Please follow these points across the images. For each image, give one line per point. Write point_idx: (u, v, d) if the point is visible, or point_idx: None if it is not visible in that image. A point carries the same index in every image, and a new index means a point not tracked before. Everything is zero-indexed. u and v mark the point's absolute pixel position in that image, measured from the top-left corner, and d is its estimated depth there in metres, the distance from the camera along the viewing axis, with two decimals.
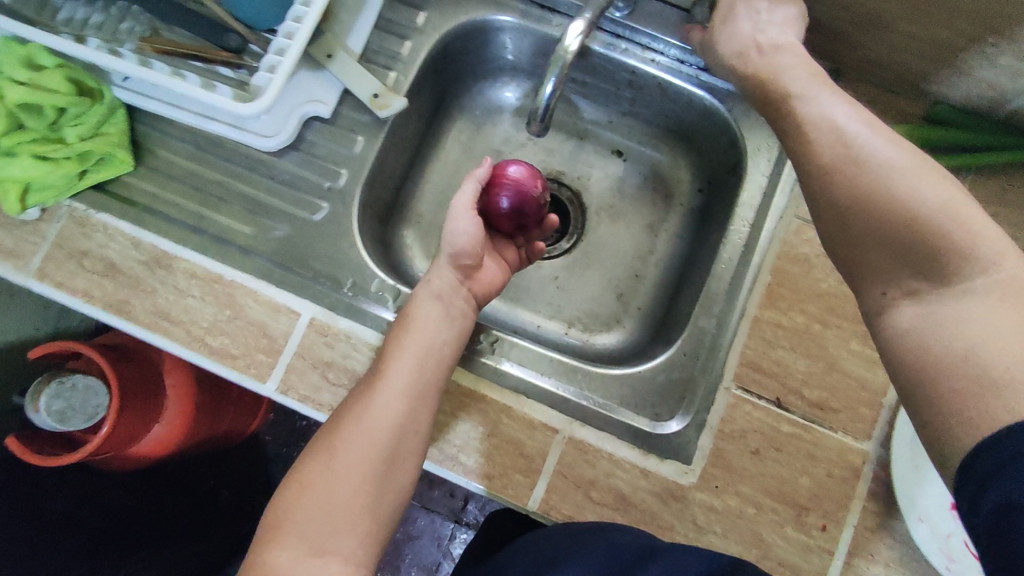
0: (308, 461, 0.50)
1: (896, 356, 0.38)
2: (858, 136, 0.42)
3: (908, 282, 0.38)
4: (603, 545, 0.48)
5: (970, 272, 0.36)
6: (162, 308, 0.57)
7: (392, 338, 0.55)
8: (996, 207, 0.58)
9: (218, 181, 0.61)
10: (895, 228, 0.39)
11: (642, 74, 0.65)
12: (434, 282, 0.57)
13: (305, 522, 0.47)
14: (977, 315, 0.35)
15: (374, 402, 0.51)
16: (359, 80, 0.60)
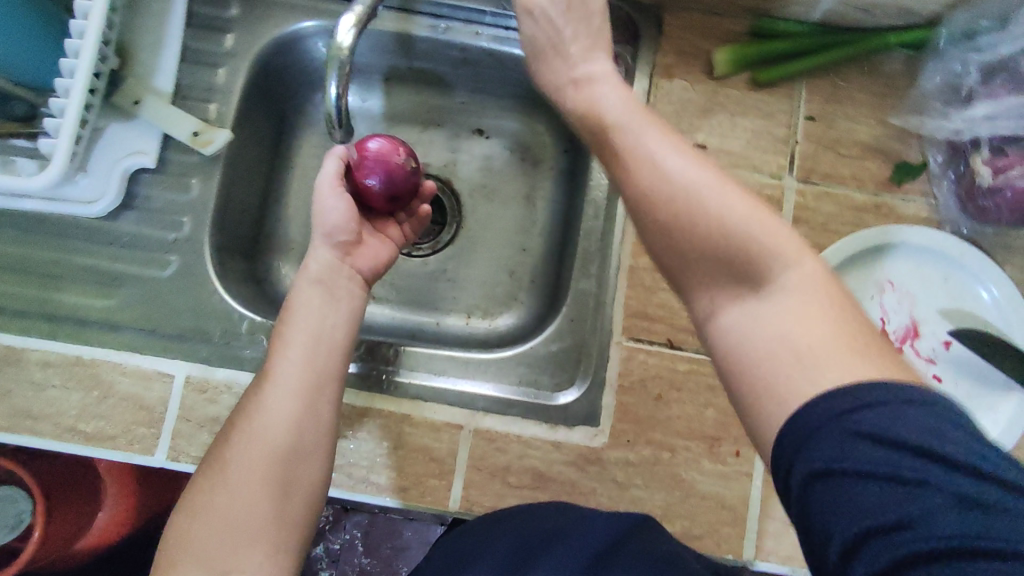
0: (199, 482, 0.45)
1: (728, 362, 0.38)
2: (658, 157, 0.42)
3: (725, 295, 0.39)
4: (515, 529, 0.49)
5: (779, 275, 0.37)
6: (23, 407, 0.54)
7: (276, 337, 0.50)
8: (831, 106, 0.60)
9: (53, 259, 0.57)
10: (706, 246, 0.39)
11: (472, 49, 0.64)
12: (310, 266, 0.53)
13: (200, 547, 0.42)
14: (786, 312, 0.36)
15: (264, 403, 0.46)
16: (174, 121, 0.57)
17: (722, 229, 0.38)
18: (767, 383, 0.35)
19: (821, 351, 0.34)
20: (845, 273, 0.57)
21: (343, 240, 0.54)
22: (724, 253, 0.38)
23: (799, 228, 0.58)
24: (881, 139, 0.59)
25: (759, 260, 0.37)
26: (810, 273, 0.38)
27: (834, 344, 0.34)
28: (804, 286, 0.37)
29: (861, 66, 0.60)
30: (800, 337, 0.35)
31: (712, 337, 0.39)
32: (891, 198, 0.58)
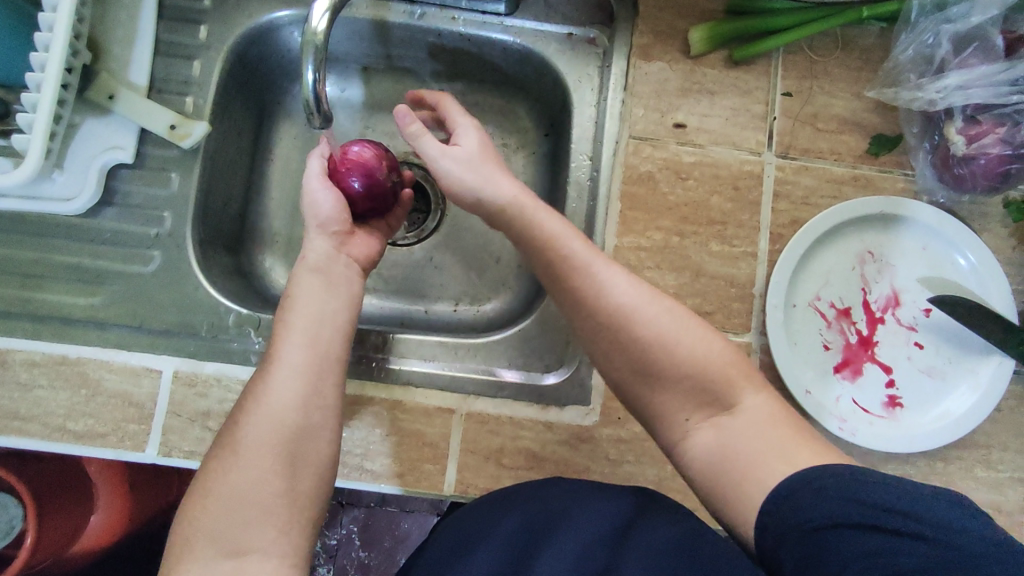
0: (210, 463, 0.45)
1: (705, 476, 0.45)
2: (608, 278, 0.48)
3: (694, 415, 0.46)
4: (520, 509, 0.49)
5: (733, 402, 0.45)
6: (10, 408, 0.53)
7: (277, 321, 0.50)
8: (808, 81, 0.60)
9: (33, 258, 0.56)
10: (666, 366, 0.46)
11: (449, 35, 0.64)
12: (308, 256, 0.52)
13: (213, 525, 0.43)
14: (745, 435, 0.44)
15: (269, 386, 0.46)
16: (150, 115, 0.56)
17: (680, 354, 0.46)
18: (743, 478, 0.42)
19: (776, 449, 0.42)
20: (827, 245, 0.58)
21: (338, 228, 0.54)
22: (686, 380, 0.46)
23: (779, 203, 0.59)
24: (858, 112, 0.60)
25: (719, 388, 0.45)
26: (762, 400, 0.45)
27: (783, 442, 0.43)
28: (760, 411, 0.45)
29: (835, 40, 0.61)
30: (756, 441, 0.43)
31: (686, 461, 0.46)
32: (869, 171, 0.59)
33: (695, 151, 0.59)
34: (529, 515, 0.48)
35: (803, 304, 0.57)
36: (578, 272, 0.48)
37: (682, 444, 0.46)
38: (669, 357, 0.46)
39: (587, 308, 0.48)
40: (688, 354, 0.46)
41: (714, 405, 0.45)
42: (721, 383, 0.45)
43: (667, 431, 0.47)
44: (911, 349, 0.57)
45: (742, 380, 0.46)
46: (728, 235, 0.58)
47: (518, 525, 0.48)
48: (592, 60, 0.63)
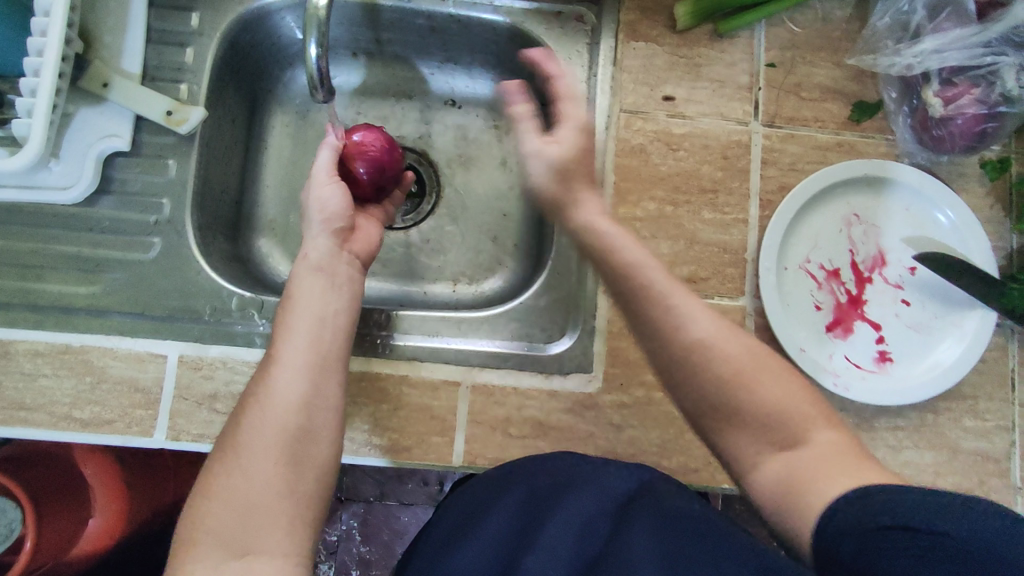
0: (213, 467, 0.45)
1: (772, 505, 0.41)
2: (687, 311, 0.46)
3: (766, 451, 0.43)
4: (524, 483, 0.49)
5: (808, 437, 0.42)
6: (15, 399, 0.53)
7: (279, 322, 0.50)
8: (791, 51, 0.62)
9: (31, 248, 0.56)
10: (742, 402, 0.43)
11: (440, 16, 0.65)
12: (310, 254, 0.53)
13: (218, 528, 0.42)
14: (815, 465, 0.40)
15: (272, 386, 0.46)
16: (147, 101, 0.57)
17: (755, 390, 0.43)
18: (811, 502, 0.39)
19: (851, 477, 0.38)
20: (814, 209, 0.60)
21: (340, 226, 0.55)
22: (762, 417, 0.43)
23: (768, 170, 0.61)
24: (839, 81, 0.62)
25: (793, 427, 0.42)
26: (835, 436, 0.42)
27: (860, 470, 0.39)
28: (836, 447, 0.41)
29: (815, 12, 0.63)
30: (827, 469, 0.40)
31: (753, 492, 0.43)
32: (852, 136, 0.61)
33: (684, 123, 0.61)
34: (533, 488, 0.48)
35: (794, 267, 0.59)
36: (654, 305, 0.46)
37: (746, 475, 0.43)
38: (745, 392, 0.43)
39: (657, 335, 0.46)
40: (762, 393, 0.43)
41: (786, 443, 0.42)
42: (795, 421, 0.42)
43: (733, 463, 0.44)
44: (898, 307, 0.59)
45: (812, 418, 0.43)
46: (720, 203, 0.60)
47: (521, 499, 0.48)
48: (581, 37, 0.64)
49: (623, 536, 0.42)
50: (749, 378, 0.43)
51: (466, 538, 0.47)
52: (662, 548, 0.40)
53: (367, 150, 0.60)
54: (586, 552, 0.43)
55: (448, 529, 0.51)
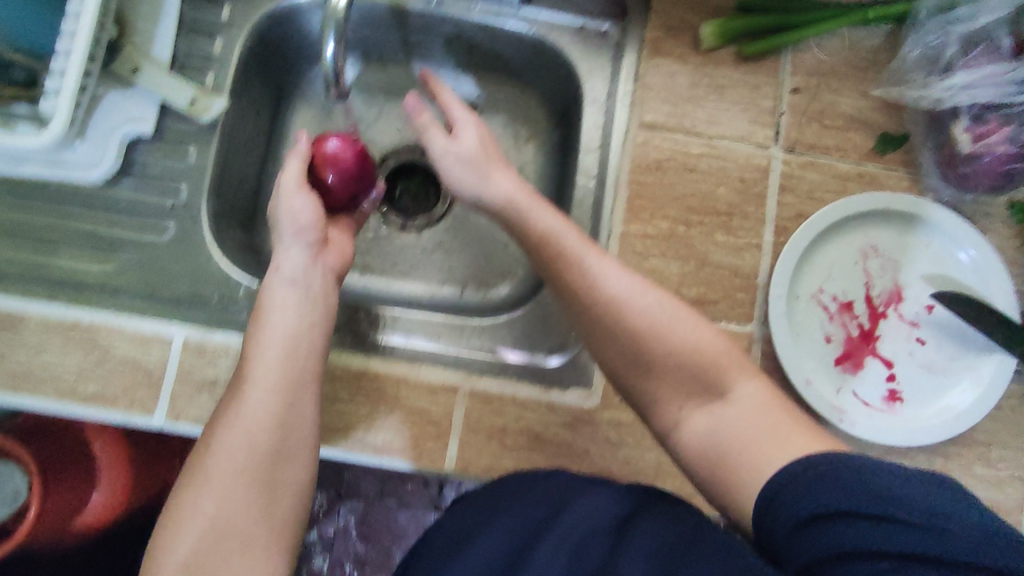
0: (184, 489, 0.46)
1: (704, 462, 0.45)
2: (601, 272, 0.50)
3: (687, 404, 0.47)
4: (522, 499, 0.48)
5: (729, 384, 0.46)
6: (21, 369, 0.54)
7: (251, 338, 0.51)
8: (817, 77, 0.61)
9: (48, 224, 0.57)
10: (660, 354, 0.47)
11: (465, 23, 0.65)
12: (282, 266, 0.53)
13: (189, 553, 0.43)
14: (739, 420, 0.45)
15: (243, 405, 0.47)
16: (172, 88, 0.58)
17: (666, 343, 0.47)
18: (741, 464, 0.43)
19: (772, 435, 0.43)
20: (829, 239, 0.59)
21: (313, 238, 0.54)
22: (680, 370, 0.47)
23: (786, 197, 0.60)
24: (865, 111, 0.60)
25: (717, 376, 0.46)
26: (755, 385, 0.46)
27: (778, 429, 0.43)
28: (751, 398, 0.45)
29: (844, 39, 0.62)
30: (747, 428, 0.44)
31: (682, 450, 0.47)
32: (874, 168, 0.60)
33: (703, 142, 0.60)
34: (528, 506, 0.47)
35: (806, 296, 0.58)
36: (570, 269, 0.50)
37: (676, 430, 0.47)
38: (656, 346, 0.48)
39: (574, 296, 0.50)
40: (679, 345, 0.47)
41: (708, 399, 0.46)
42: (712, 372, 0.47)
43: (661, 418, 0.48)
44: (912, 345, 0.58)
45: (734, 368, 0.47)
46: (733, 226, 0.59)
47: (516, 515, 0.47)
48: (605, 51, 0.64)
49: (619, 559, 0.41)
50: (674, 336, 0.48)
51: (463, 551, 0.46)
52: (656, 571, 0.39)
53: (337, 161, 0.60)
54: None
55: (444, 542, 0.50)
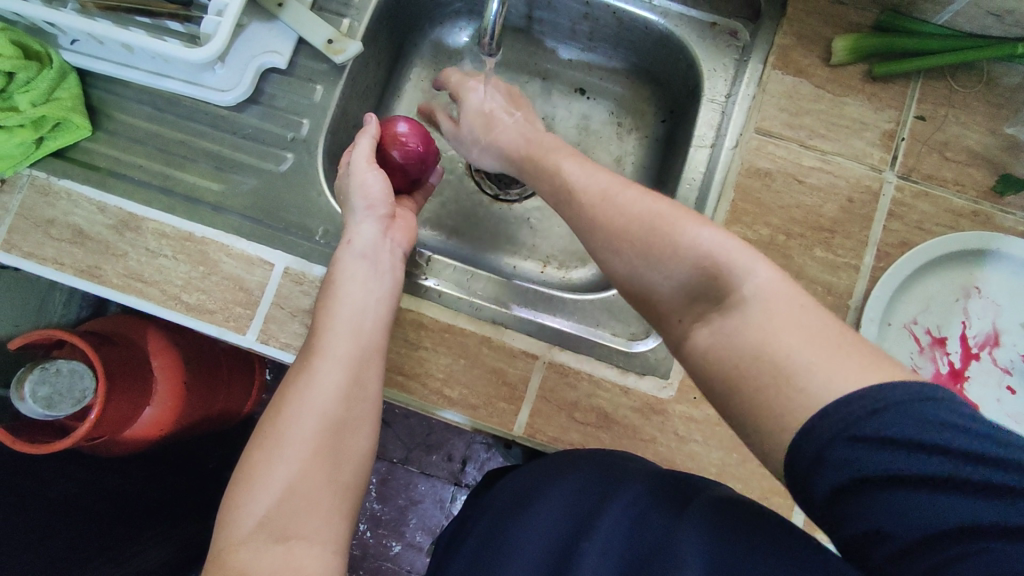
0: (251, 455, 0.45)
1: (722, 385, 0.37)
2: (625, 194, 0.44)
3: (689, 313, 0.40)
4: (576, 475, 0.48)
5: (736, 278, 0.37)
6: (135, 270, 0.57)
7: (321, 309, 0.51)
8: (945, 108, 0.60)
9: (178, 139, 0.61)
10: (658, 255, 0.41)
11: (597, 5, 0.66)
12: (354, 241, 0.54)
13: (262, 516, 0.42)
14: (757, 324, 0.35)
15: (313, 373, 0.47)
16: (313, 27, 0.60)
17: (668, 238, 0.40)
18: (749, 395, 0.35)
19: (782, 355, 0.34)
20: (933, 271, 0.58)
21: (384, 213, 0.56)
22: (674, 267, 0.40)
23: (894, 223, 0.59)
24: (990, 149, 0.59)
25: (717, 274, 0.38)
26: (772, 276, 0.37)
27: (792, 345, 0.34)
28: (760, 297, 0.36)
29: (980, 74, 0.61)
30: (762, 339, 0.35)
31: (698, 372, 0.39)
32: (991, 208, 0.58)
33: (817, 156, 0.60)
34: (585, 481, 0.47)
35: (899, 324, 0.57)
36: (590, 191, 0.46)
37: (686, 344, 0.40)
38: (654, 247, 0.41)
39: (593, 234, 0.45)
40: (673, 240, 0.40)
41: (711, 305, 0.38)
42: (709, 266, 0.39)
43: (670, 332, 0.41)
44: (1001, 393, 0.56)
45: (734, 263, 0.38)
46: (834, 244, 0.59)
47: (574, 489, 0.47)
48: (731, 52, 0.64)
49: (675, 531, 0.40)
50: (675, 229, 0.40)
51: (524, 511, 0.47)
52: (720, 545, 0.38)
53: (406, 144, 0.60)
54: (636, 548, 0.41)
55: (502, 505, 0.51)
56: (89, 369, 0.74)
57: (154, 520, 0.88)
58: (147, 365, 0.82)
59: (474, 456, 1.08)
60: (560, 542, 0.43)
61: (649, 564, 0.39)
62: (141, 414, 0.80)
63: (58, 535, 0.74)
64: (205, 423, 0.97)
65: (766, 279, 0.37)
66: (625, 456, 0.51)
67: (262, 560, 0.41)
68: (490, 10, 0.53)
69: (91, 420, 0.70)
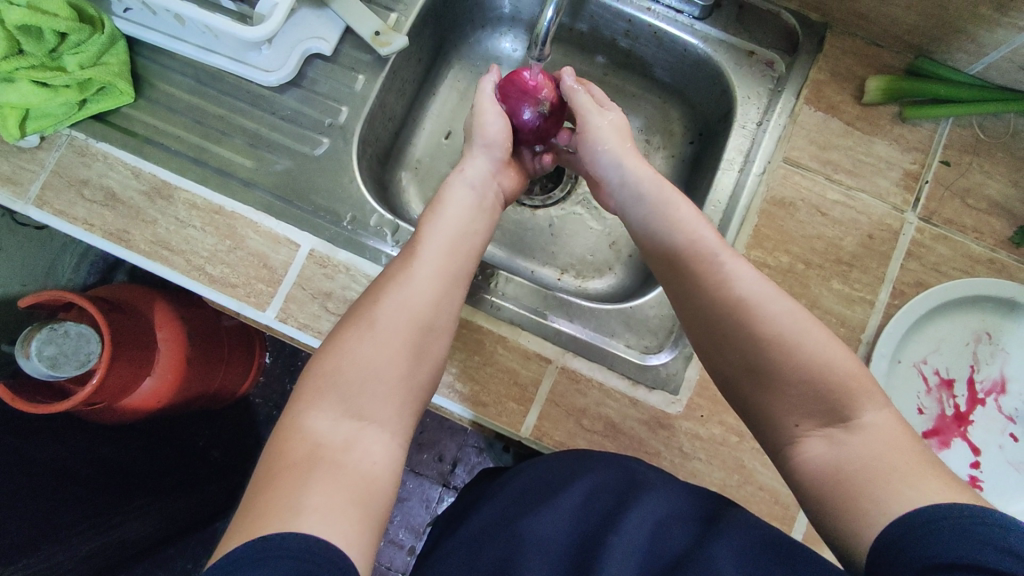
0: (348, 329, 0.48)
1: (825, 483, 0.43)
2: (732, 270, 0.49)
3: (805, 423, 0.45)
4: (595, 473, 0.51)
5: (860, 409, 0.44)
6: (163, 238, 0.58)
7: (424, 221, 0.54)
8: (970, 156, 0.61)
9: (218, 114, 0.62)
10: (788, 376, 0.46)
11: (639, 23, 0.67)
12: (467, 170, 0.58)
13: (345, 387, 0.45)
14: (873, 445, 0.42)
15: (413, 275, 0.50)
16: (360, 18, 0.61)
17: (798, 357, 0.46)
18: (862, 491, 0.41)
19: (901, 469, 0.41)
20: (946, 314, 0.58)
21: (499, 155, 0.59)
22: (802, 386, 0.46)
23: (911, 263, 0.59)
24: (1010, 200, 0.60)
25: (843, 400, 0.44)
26: (884, 417, 0.44)
27: (907, 465, 0.41)
28: (881, 430, 0.43)
29: (1006, 126, 0.62)
30: (872, 457, 0.42)
31: (797, 472, 0.45)
32: (1006, 257, 0.59)
33: (841, 191, 0.61)
34: (601, 483, 0.50)
35: (908, 363, 0.58)
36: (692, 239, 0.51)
37: (792, 448, 0.46)
38: (783, 360, 0.46)
39: (679, 270, 0.51)
40: (813, 362, 0.46)
41: (834, 420, 0.44)
42: (840, 394, 0.45)
43: (776, 433, 0.47)
44: (1003, 439, 0.57)
45: (864, 394, 0.45)
46: (852, 278, 0.59)
47: (591, 489, 0.50)
48: (766, 82, 0.65)
49: (706, 545, 0.46)
50: (806, 346, 0.46)
51: (543, 506, 0.51)
52: (745, 556, 0.44)
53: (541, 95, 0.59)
54: (661, 559, 0.46)
55: (518, 490, 0.54)
56: (96, 334, 0.74)
57: (153, 490, 0.89)
58: (153, 335, 0.82)
59: (465, 458, 1.08)
60: (577, 546, 0.48)
61: (676, 565, 0.45)
62: (140, 385, 0.80)
63: (65, 503, 0.76)
64: (200, 401, 0.97)
65: (877, 417, 0.44)
66: (629, 459, 0.54)
67: (337, 430, 0.44)
68: (544, 18, 0.57)
69: (93, 385, 0.70)
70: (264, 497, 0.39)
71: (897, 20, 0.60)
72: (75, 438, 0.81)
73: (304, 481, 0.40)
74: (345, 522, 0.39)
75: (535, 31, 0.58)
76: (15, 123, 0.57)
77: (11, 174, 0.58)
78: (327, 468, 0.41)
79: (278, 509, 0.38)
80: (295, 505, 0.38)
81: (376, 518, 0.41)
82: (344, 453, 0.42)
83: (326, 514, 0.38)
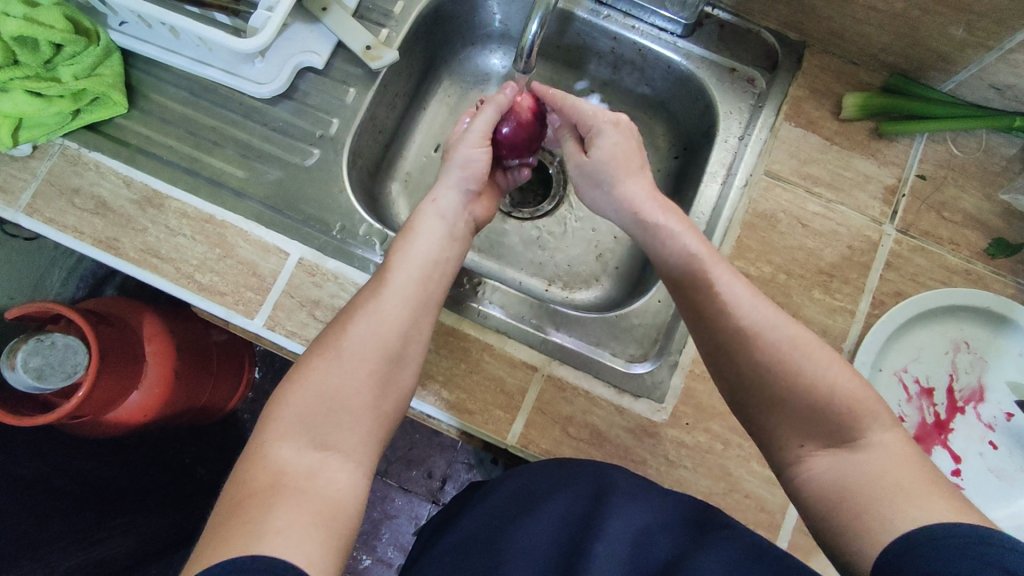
0: (311, 358, 0.48)
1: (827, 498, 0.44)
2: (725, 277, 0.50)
3: (809, 443, 0.46)
4: (579, 482, 0.51)
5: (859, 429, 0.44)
6: (153, 246, 0.58)
7: (395, 249, 0.54)
8: (946, 171, 0.63)
9: (211, 125, 0.63)
10: (791, 397, 0.46)
11: (624, 40, 0.69)
12: (439, 199, 0.57)
13: (304, 418, 0.45)
14: (878, 465, 0.43)
15: (380, 305, 0.50)
16: (352, 33, 0.63)
17: (802, 385, 0.46)
18: (864, 508, 0.42)
19: (904, 488, 0.41)
20: (926, 324, 0.60)
21: (474, 188, 0.59)
22: (804, 409, 0.46)
23: (889, 273, 0.61)
24: (985, 212, 0.62)
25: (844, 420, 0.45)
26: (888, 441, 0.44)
27: (909, 483, 0.41)
28: (888, 449, 0.44)
29: (978, 142, 0.64)
30: (879, 475, 0.42)
31: (802, 492, 0.46)
32: (983, 268, 0.61)
33: (820, 203, 0.62)
34: (580, 493, 0.50)
35: (889, 371, 0.59)
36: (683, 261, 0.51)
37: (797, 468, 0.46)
38: (791, 384, 0.46)
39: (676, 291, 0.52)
40: (820, 385, 0.45)
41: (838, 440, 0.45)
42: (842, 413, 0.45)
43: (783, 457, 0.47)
44: (984, 447, 0.58)
45: (869, 415, 0.45)
46: (832, 287, 0.60)
47: (574, 497, 0.50)
48: (747, 98, 0.67)
49: (693, 553, 0.45)
50: (802, 364, 0.46)
51: (535, 512, 0.51)
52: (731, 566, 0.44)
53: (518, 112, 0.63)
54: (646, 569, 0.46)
55: (506, 497, 0.55)
56: (84, 345, 0.73)
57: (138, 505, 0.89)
58: (140, 348, 0.82)
59: (454, 475, 1.07)
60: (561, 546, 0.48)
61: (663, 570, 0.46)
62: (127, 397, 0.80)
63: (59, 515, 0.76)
64: (188, 416, 0.97)
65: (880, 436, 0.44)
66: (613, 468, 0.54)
67: (300, 461, 0.44)
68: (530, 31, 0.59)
69: (78, 398, 0.70)
70: (229, 522, 0.39)
71: (871, 39, 0.62)
72: (56, 453, 0.80)
73: (268, 511, 0.40)
74: (308, 544, 0.39)
75: (521, 43, 0.60)
76: (8, 132, 0.57)
77: (3, 182, 0.59)
78: (293, 495, 0.41)
79: (244, 533, 0.38)
80: (258, 529, 0.39)
81: (341, 544, 0.41)
82: (308, 482, 0.43)
83: (291, 534, 0.39)
